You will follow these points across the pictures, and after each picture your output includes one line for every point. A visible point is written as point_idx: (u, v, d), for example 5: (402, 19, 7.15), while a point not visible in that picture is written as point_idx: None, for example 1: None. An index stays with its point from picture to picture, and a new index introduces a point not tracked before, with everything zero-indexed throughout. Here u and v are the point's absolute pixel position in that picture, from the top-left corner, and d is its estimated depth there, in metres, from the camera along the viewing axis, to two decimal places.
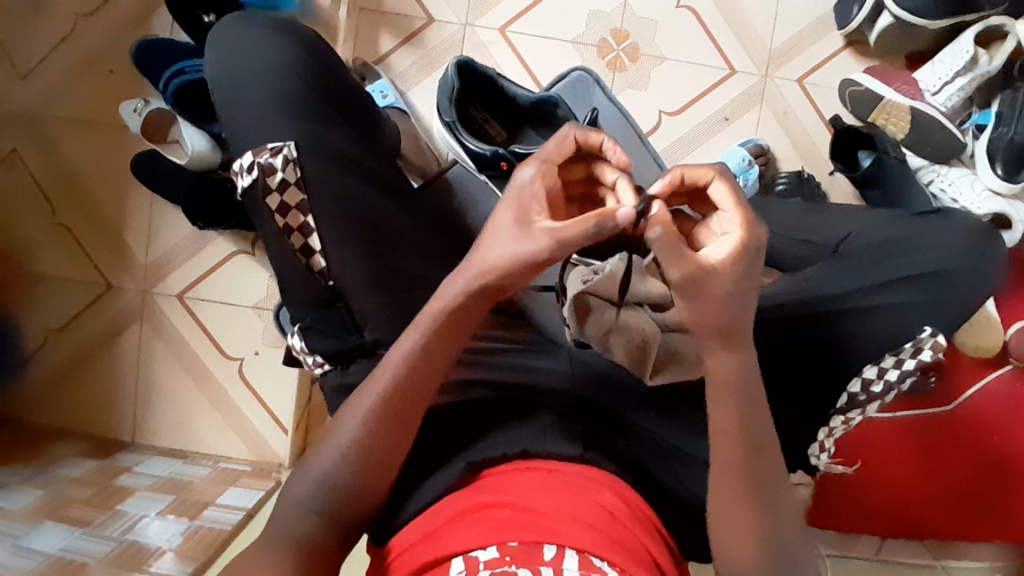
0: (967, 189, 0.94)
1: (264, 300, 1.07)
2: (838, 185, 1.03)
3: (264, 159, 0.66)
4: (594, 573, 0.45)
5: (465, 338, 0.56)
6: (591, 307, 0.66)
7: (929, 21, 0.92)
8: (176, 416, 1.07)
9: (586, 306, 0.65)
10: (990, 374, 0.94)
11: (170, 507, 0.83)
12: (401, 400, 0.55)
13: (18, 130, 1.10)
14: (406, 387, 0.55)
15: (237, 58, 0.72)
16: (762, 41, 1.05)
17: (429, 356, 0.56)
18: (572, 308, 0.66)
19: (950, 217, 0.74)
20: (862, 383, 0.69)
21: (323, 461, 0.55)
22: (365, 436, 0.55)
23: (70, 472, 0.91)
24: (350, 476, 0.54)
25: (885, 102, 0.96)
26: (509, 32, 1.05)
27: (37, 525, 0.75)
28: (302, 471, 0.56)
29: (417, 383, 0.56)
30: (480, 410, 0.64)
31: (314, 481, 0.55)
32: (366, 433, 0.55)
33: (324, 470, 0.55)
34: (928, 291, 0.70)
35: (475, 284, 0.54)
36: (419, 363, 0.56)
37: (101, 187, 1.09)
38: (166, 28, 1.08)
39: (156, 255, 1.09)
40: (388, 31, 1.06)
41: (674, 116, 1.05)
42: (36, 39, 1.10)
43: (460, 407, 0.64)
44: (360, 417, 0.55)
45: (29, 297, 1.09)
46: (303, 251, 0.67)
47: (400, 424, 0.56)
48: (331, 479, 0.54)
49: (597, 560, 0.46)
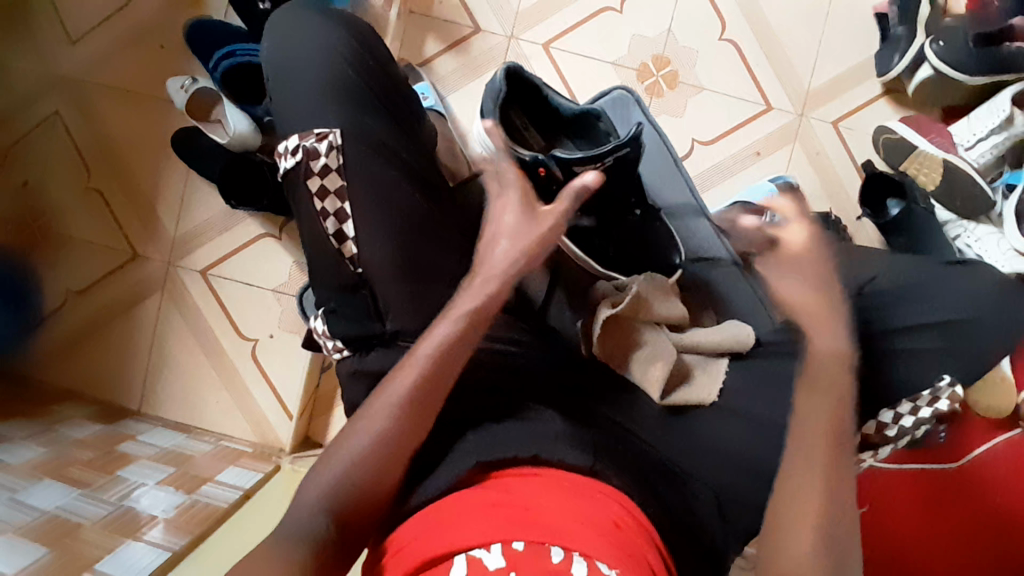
0: (992, 247, 0.93)
1: (285, 285, 1.08)
2: (865, 229, 1.04)
3: (309, 143, 0.68)
4: None
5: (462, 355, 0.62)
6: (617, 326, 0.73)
7: (968, 76, 0.94)
8: (184, 390, 1.08)
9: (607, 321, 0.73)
10: (999, 436, 0.90)
11: (169, 478, 0.84)
12: (420, 379, 0.60)
13: (63, 93, 1.12)
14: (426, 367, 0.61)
15: (290, 43, 0.73)
16: (801, 80, 1.06)
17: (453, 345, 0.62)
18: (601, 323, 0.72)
19: (976, 267, 0.72)
20: (877, 426, 0.71)
21: (352, 442, 0.58)
22: (375, 445, 0.58)
23: (75, 433, 0.91)
24: (366, 458, 0.57)
25: (918, 151, 0.97)
26: (552, 48, 1.07)
27: (35, 482, 0.76)
28: (326, 455, 0.59)
29: (446, 358, 0.61)
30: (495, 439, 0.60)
31: (327, 480, 0.56)
32: (400, 407, 0.59)
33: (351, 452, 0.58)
34: (951, 340, 0.68)
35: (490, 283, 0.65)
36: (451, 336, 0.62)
37: (137, 158, 1.12)
38: (220, 12, 1.11)
39: (184, 229, 1.10)
40: (434, 36, 1.09)
41: (706, 145, 1.06)
42: (92, 10, 1.13)
43: (479, 438, 0.60)
44: (372, 426, 0.59)
45: (56, 256, 1.11)
46: (336, 236, 0.68)
47: (421, 403, 0.60)
48: (346, 480, 0.56)
49: (604, 568, 0.46)
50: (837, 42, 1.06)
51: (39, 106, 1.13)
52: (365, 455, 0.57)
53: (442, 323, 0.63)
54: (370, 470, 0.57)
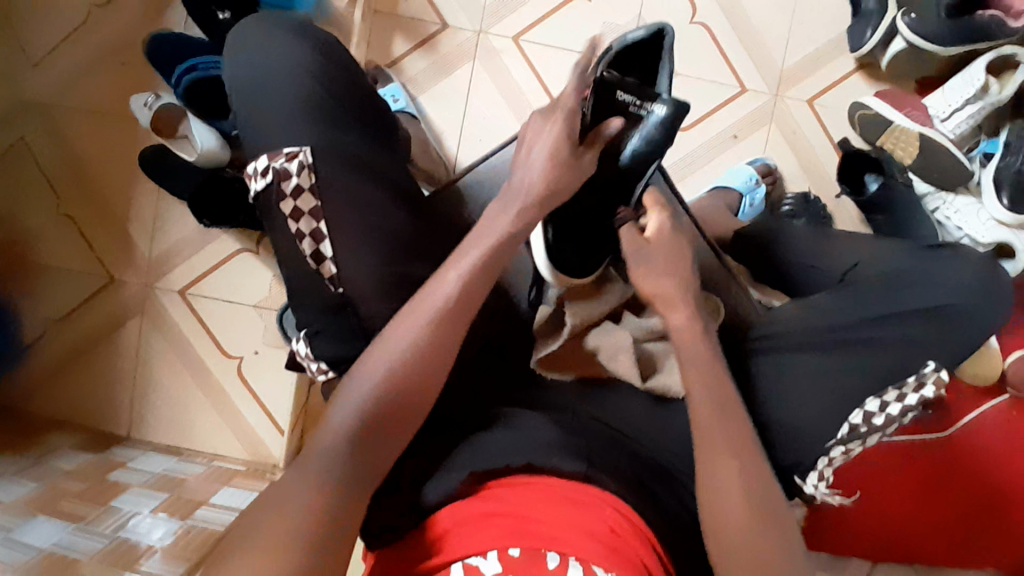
0: (972, 218, 0.94)
1: (266, 300, 1.07)
2: (845, 209, 1.04)
3: (279, 164, 0.65)
4: None
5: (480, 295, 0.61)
6: (563, 355, 0.70)
7: (942, 47, 0.93)
8: (173, 411, 1.07)
9: (554, 355, 0.70)
10: (987, 403, 0.92)
11: (164, 504, 0.83)
12: (438, 320, 0.58)
13: (22, 118, 1.09)
14: (444, 306, 0.59)
15: (255, 57, 0.70)
16: (774, 60, 1.05)
17: (475, 284, 0.61)
18: (544, 355, 0.69)
19: (956, 254, 0.72)
20: (865, 415, 0.66)
21: (363, 388, 0.56)
22: (388, 384, 0.56)
23: (64, 465, 0.90)
24: (383, 402, 0.56)
25: (894, 127, 0.96)
26: (522, 41, 1.05)
27: (28, 519, 0.75)
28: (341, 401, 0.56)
29: (463, 304, 0.60)
30: (485, 446, 0.60)
31: (344, 427, 0.55)
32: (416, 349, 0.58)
33: (366, 393, 0.56)
34: (932, 325, 0.68)
35: (498, 219, 0.65)
36: (469, 280, 0.60)
37: (106, 178, 1.09)
38: (179, 23, 1.07)
39: (160, 249, 1.08)
40: (401, 35, 1.06)
41: (684, 131, 1.05)
42: (46, 30, 1.09)
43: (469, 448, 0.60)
44: (375, 376, 0.57)
45: (30, 285, 1.08)
46: (314, 257, 0.66)
47: (438, 346, 0.58)
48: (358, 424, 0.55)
49: (599, 571, 0.46)
50: (809, 20, 1.05)
51: (0, 131, 1.09)
52: (378, 398, 0.56)
53: (462, 264, 0.62)
54: (383, 414, 0.56)
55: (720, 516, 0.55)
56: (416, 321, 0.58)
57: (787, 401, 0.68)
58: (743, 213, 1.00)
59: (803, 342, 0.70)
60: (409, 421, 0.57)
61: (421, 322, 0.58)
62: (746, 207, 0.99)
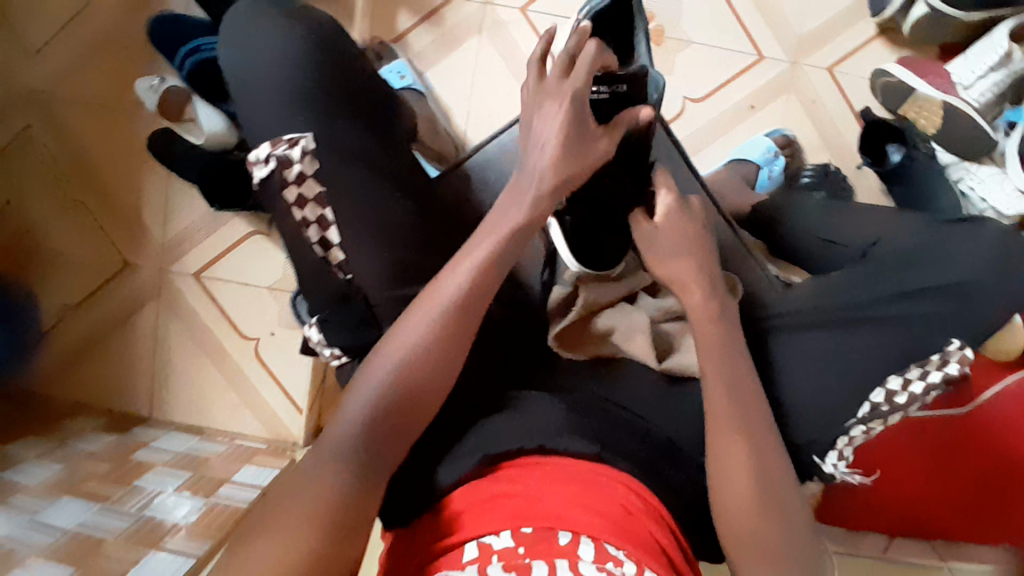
0: (996, 189, 0.89)
1: (279, 282, 1.08)
2: (865, 179, 1.01)
3: (281, 151, 0.64)
4: (610, 561, 0.45)
5: (481, 301, 0.59)
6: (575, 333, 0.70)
7: (963, 13, 0.89)
8: (191, 393, 1.09)
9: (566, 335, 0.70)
10: (1009, 377, 0.90)
11: (187, 483, 0.85)
12: (439, 325, 0.57)
13: (32, 104, 1.09)
14: (445, 311, 0.58)
15: (250, 41, 0.69)
16: (792, 27, 1.01)
17: (476, 290, 0.59)
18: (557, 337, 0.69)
19: (982, 225, 0.68)
20: (886, 393, 0.65)
21: (363, 395, 0.56)
22: (387, 387, 0.56)
23: (87, 447, 0.92)
24: (382, 408, 0.55)
25: (917, 94, 0.92)
26: (530, 12, 1.02)
27: (55, 500, 0.77)
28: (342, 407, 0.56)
29: (466, 310, 0.58)
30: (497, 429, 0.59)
31: (343, 433, 0.54)
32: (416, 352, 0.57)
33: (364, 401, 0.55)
34: (956, 303, 0.65)
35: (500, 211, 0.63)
36: (469, 283, 0.59)
37: (116, 164, 1.09)
38: (182, 4, 1.06)
39: (172, 234, 1.09)
40: (406, 9, 1.04)
41: (697, 103, 1.02)
42: (51, 15, 1.09)
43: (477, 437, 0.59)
44: (374, 379, 0.56)
45: (47, 271, 1.10)
46: (320, 244, 0.66)
47: (438, 350, 0.57)
48: (358, 429, 0.54)
49: (610, 546, 0.47)
50: None
51: (10, 119, 1.09)
52: (379, 400, 0.55)
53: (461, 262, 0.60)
54: (382, 419, 0.55)
55: (734, 495, 0.55)
56: (416, 324, 0.58)
57: (804, 380, 0.67)
58: (761, 185, 0.98)
59: (821, 322, 0.69)
60: (410, 424, 0.56)
61: (435, 311, 0.58)
62: (763, 179, 0.97)
